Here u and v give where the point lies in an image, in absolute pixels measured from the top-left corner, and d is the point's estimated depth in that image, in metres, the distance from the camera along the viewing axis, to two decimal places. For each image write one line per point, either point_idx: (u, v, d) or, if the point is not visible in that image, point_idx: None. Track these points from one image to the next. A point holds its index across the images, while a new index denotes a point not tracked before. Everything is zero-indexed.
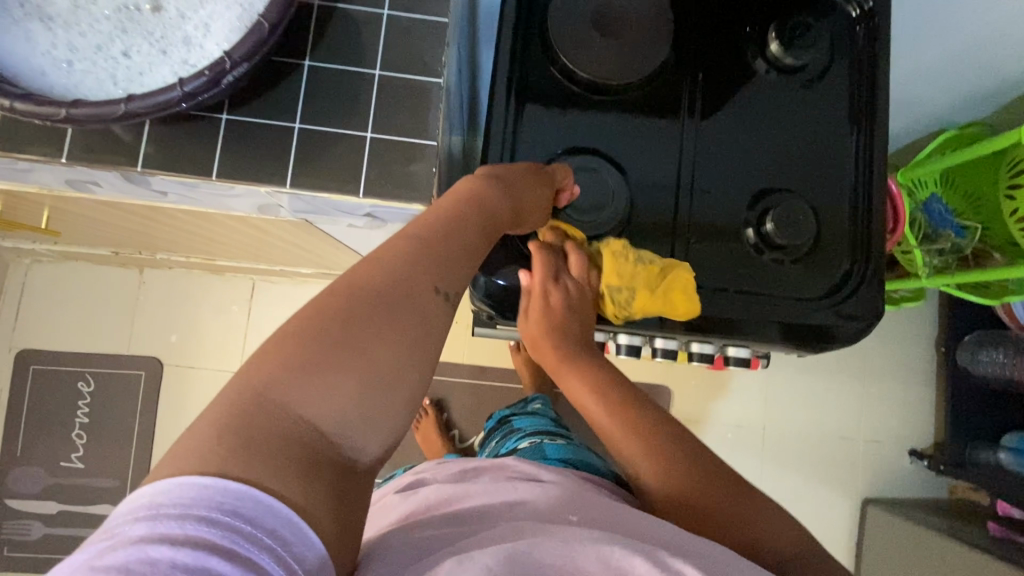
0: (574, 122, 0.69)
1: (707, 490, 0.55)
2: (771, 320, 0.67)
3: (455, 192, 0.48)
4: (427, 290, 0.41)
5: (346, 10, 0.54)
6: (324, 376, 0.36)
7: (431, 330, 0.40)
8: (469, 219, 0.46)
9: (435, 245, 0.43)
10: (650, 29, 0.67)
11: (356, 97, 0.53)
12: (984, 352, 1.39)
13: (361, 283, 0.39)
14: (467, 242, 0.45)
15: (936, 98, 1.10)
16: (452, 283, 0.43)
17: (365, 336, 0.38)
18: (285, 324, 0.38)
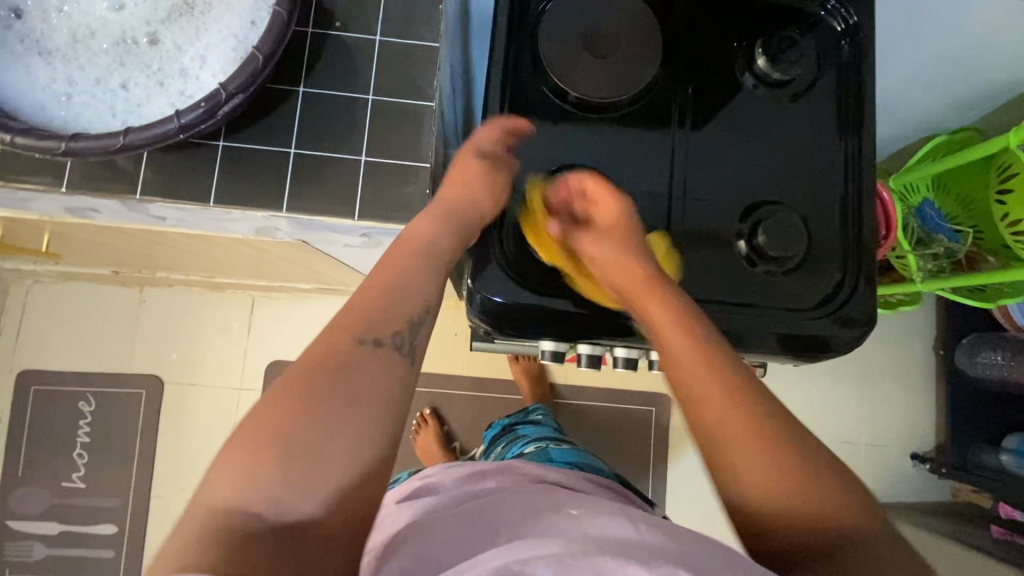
0: (567, 138, 0.70)
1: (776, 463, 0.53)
2: (766, 332, 0.68)
3: (405, 240, 0.53)
4: (352, 342, 0.47)
5: (340, 36, 0.55)
6: (277, 454, 0.42)
7: (369, 373, 0.46)
8: (410, 270, 0.51)
9: (366, 308, 0.49)
10: (639, 48, 0.68)
11: (350, 121, 0.54)
12: (983, 354, 1.42)
13: (293, 375, 0.45)
14: (408, 294, 0.50)
15: (926, 105, 1.11)
16: (374, 334, 0.48)
17: (299, 420, 0.43)
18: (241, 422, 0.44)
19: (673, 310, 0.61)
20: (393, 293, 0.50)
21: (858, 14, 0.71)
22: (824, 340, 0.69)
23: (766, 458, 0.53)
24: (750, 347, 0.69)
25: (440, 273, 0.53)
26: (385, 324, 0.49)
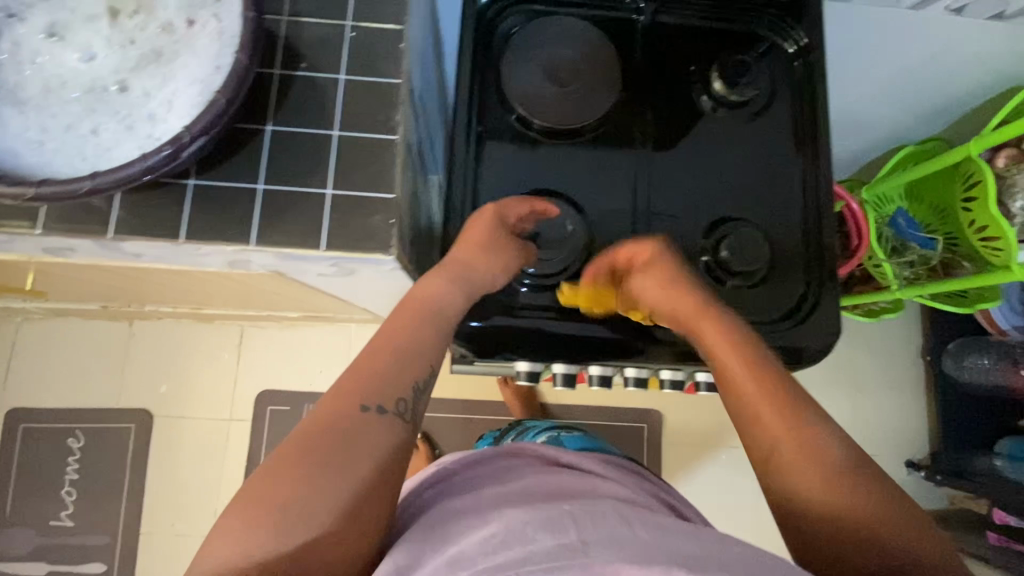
0: (534, 165, 0.72)
1: (806, 451, 0.53)
2: None
3: (418, 303, 0.58)
4: (355, 412, 0.50)
5: (305, 77, 0.57)
6: (276, 527, 0.45)
7: (371, 442, 0.49)
8: (412, 339, 0.55)
9: (372, 375, 0.52)
10: (598, 76, 0.71)
11: (316, 156, 0.56)
12: (970, 358, 1.43)
13: (299, 441, 0.48)
14: (411, 362, 0.54)
15: (893, 119, 1.13)
16: (377, 400, 0.51)
17: (303, 489, 0.46)
18: (243, 484, 0.48)
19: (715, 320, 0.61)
20: (392, 360, 0.54)
21: (808, 36, 0.75)
22: (794, 353, 0.70)
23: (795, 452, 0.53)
24: None
25: (444, 336, 0.57)
26: (389, 390, 0.52)
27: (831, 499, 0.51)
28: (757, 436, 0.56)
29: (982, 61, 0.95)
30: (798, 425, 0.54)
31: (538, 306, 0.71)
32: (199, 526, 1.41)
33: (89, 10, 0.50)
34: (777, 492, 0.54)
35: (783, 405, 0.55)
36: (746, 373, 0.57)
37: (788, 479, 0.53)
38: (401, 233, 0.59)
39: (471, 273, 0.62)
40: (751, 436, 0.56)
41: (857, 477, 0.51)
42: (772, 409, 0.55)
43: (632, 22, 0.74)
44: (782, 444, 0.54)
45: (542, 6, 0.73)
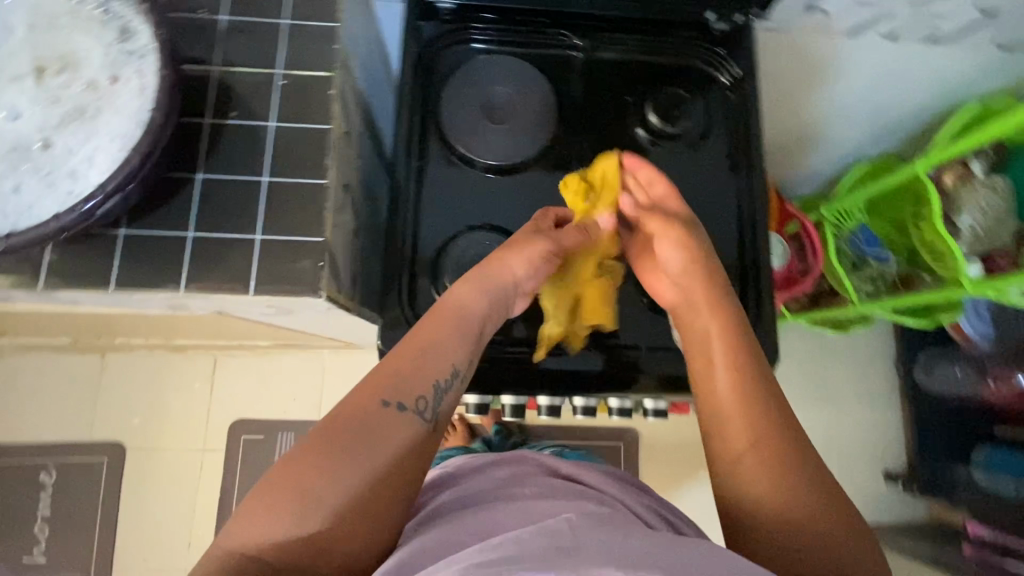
0: (475, 201, 0.72)
1: (761, 447, 0.56)
2: (679, 372, 0.72)
3: (444, 305, 0.60)
4: (378, 404, 0.53)
5: (236, 125, 0.59)
6: (295, 507, 0.47)
7: (395, 438, 0.52)
8: (440, 337, 0.58)
9: (404, 373, 0.55)
10: (535, 112, 0.73)
11: (247, 202, 0.57)
12: (940, 368, 1.46)
13: (330, 425, 0.51)
14: (436, 362, 0.57)
15: (846, 139, 1.15)
16: (402, 395, 0.54)
17: (323, 474, 0.48)
18: (271, 469, 0.50)
19: (719, 309, 0.63)
20: (418, 355, 0.56)
21: (741, 67, 0.76)
22: None
23: (755, 461, 0.56)
24: (669, 387, 0.72)
25: (468, 337, 0.59)
26: (412, 386, 0.54)
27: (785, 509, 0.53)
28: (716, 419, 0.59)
29: (921, 83, 0.98)
30: (764, 425, 0.57)
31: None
32: (173, 560, 1.40)
33: (17, 69, 0.51)
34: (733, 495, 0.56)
35: (755, 402, 0.58)
36: (726, 369, 0.60)
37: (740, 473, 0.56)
38: (334, 272, 0.60)
39: (494, 276, 0.63)
40: (713, 423, 0.59)
41: (806, 484, 0.54)
42: (742, 403, 0.58)
43: (568, 57, 0.77)
44: (742, 438, 0.57)
45: (479, 45, 0.76)
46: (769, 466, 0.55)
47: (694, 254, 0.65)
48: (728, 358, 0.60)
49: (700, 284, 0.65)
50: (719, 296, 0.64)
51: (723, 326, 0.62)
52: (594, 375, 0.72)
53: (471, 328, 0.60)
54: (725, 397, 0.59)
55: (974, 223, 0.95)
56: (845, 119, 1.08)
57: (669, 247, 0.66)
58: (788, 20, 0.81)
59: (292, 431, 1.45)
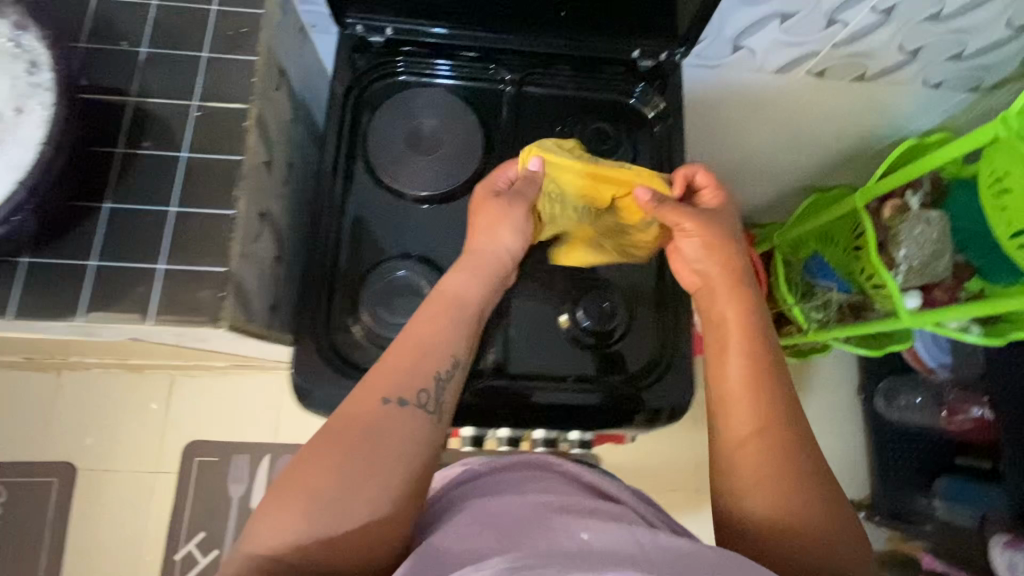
0: (401, 231, 0.73)
1: (769, 450, 0.59)
2: (590, 407, 0.71)
3: (443, 294, 0.64)
4: (379, 403, 0.57)
5: (148, 155, 0.59)
6: (309, 505, 0.51)
7: (402, 428, 0.56)
8: (442, 331, 0.61)
9: (403, 370, 0.58)
10: (461, 143, 0.74)
11: (152, 232, 0.57)
12: (902, 397, 1.45)
13: (339, 424, 0.55)
14: (436, 353, 0.61)
15: (794, 169, 1.17)
16: (398, 391, 0.58)
17: (337, 471, 0.52)
18: (283, 473, 0.54)
19: (736, 289, 0.66)
20: (419, 352, 0.60)
21: (665, 101, 0.78)
22: (643, 414, 0.72)
23: (755, 446, 0.59)
24: (580, 421, 0.71)
25: (465, 327, 0.63)
26: (408, 382, 0.58)
27: (785, 500, 0.57)
28: (726, 412, 0.62)
29: (860, 118, 0.99)
30: (771, 425, 0.60)
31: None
32: None
33: None
34: (730, 481, 0.60)
35: (759, 388, 0.61)
36: (737, 359, 0.63)
37: (737, 456, 0.60)
38: (242, 302, 0.60)
39: (491, 261, 0.67)
40: (721, 410, 0.62)
41: (807, 477, 0.58)
42: (751, 394, 0.61)
43: (497, 90, 0.78)
44: (746, 428, 0.60)
45: (404, 77, 0.77)
46: (773, 456, 0.58)
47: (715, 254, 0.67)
48: (741, 351, 0.63)
49: (718, 272, 0.67)
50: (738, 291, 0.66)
51: (738, 321, 0.65)
52: (503, 408, 0.71)
53: (472, 315, 0.64)
54: (735, 381, 0.62)
55: (910, 255, 0.96)
56: (788, 151, 1.10)
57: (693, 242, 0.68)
58: (719, 58, 0.83)
59: (247, 453, 1.44)
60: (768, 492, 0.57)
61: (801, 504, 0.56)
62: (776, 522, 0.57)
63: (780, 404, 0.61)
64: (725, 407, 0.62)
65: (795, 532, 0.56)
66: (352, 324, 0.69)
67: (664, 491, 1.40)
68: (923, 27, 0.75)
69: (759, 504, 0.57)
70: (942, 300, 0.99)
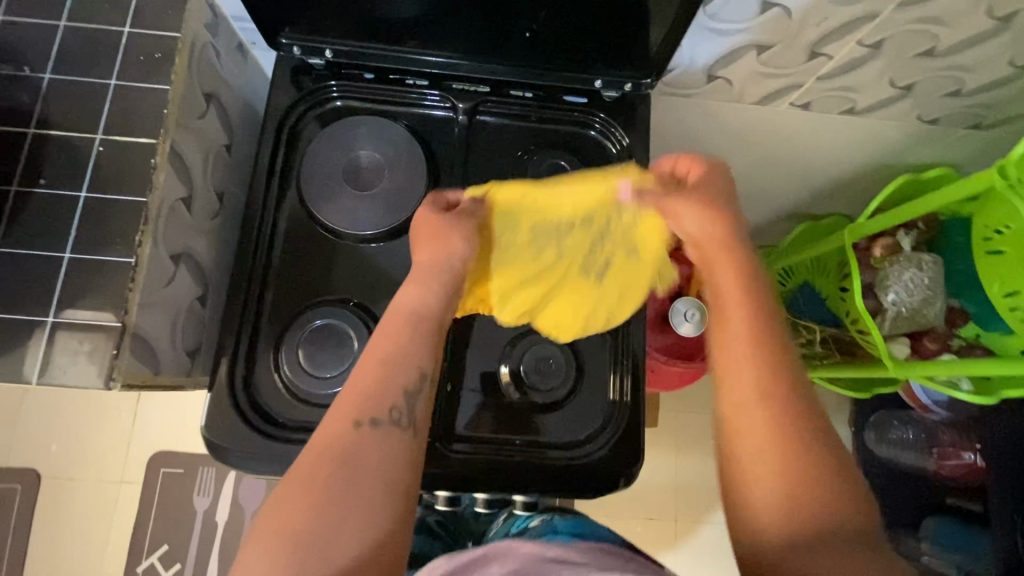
0: (334, 273, 0.68)
1: (777, 430, 0.50)
2: (519, 474, 0.64)
3: (394, 314, 0.55)
4: (348, 427, 0.49)
5: (44, 196, 0.55)
6: (289, 558, 0.43)
7: (381, 454, 0.49)
8: (407, 341, 0.54)
9: (369, 394, 0.51)
10: (403, 176, 0.69)
11: (43, 282, 0.53)
12: (893, 431, 1.37)
13: (311, 456, 0.48)
14: (400, 375, 0.52)
15: (782, 198, 1.10)
16: (369, 411, 0.50)
17: (316, 511, 0.45)
18: (250, 531, 0.46)
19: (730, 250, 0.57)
20: (391, 364, 0.52)
21: (629, 138, 0.73)
22: (579, 485, 0.64)
23: (764, 429, 0.50)
24: (508, 489, 0.64)
25: (431, 336, 0.55)
26: (381, 401, 0.51)
27: (799, 491, 0.48)
28: (732, 409, 0.52)
29: (852, 152, 0.92)
30: (784, 411, 0.51)
31: (298, 423, 0.64)
32: None
33: None
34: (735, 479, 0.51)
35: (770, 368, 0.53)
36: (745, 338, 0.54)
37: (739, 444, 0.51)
38: (143, 357, 0.56)
39: (444, 268, 0.58)
40: (731, 409, 0.52)
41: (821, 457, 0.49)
42: (763, 366, 0.53)
43: (448, 119, 0.73)
44: (758, 422, 0.51)
45: (341, 102, 0.72)
46: (783, 435, 0.50)
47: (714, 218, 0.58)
48: (745, 325, 0.54)
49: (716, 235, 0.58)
50: (739, 260, 0.57)
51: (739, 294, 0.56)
52: (429, 473, 0.63)
53: (440, 324, 0.57)
54: (738, 350, 0.53)
55: (900, 300, 0.89)
56: (774, 181, 1.03)
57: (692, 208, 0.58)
58: (692, 88, 0.77)
59: (214, 467, 1.42)
60: (779, 487, 0.48)
61: (821, 497, 0.48)
62: (802, 540, 0.46)
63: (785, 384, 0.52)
64: (727, 384, 0.53)
65: (820, 535, 0.46)
66: (276, 370, 0.65)
67: (639, 523, 1.35)
68: (914, 61, 0.69)
69: (770, 505, 0.48)
70: (931, 351, 0.92)
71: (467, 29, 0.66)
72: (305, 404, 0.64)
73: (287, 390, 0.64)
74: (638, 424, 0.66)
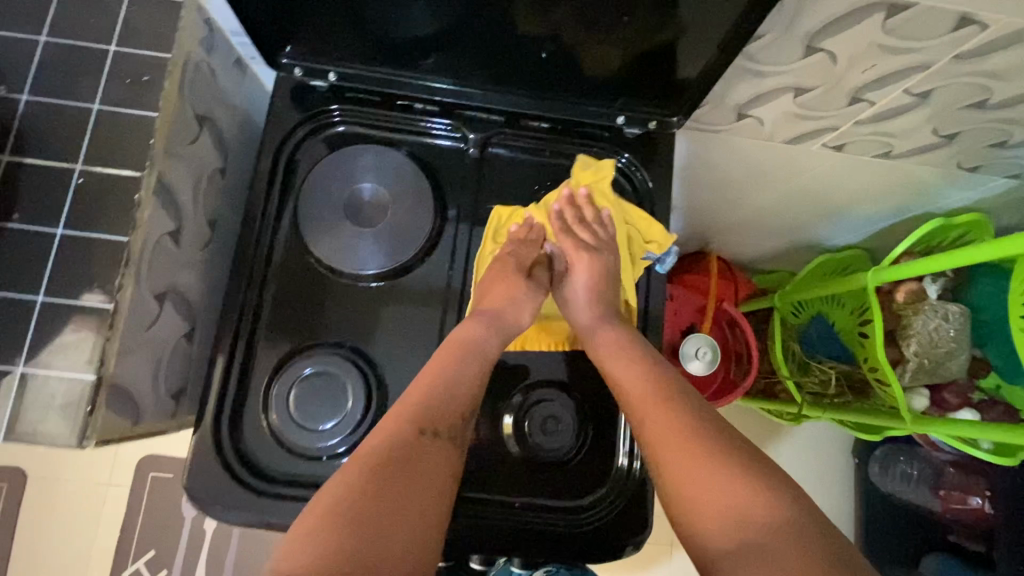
0: (332, 313, 0.64)
1: (689, 440, 0.51)
2: (518, 537, 0.60)
3: (451, 343, 0.58)
4: (413, 432, 0.50)
5: (18, 232, 0.50)
6: (343, 536, 0.42)
7: (438, 466, 0.50)
8: (467, 369, 0.56)
9: (432, 399, 0.53)
10: (409, 213, 0.64)
11: (14, 327, 0.49)
12: (897, 465, 1.31)
13: (374, 448, 0.49)
14: (461, 391, 0.55)
15: (802, 231, 1.05)
16: (434, 422, 0.52)
17: (379, 499, 0.45)
18: (305, 504, 0.46)
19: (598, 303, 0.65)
20: (456, 382, 0.55)
21: (652, 183, 0.69)
22: (580, 551, 0.61)
23: (676, 444, 0.51)
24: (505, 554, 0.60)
25: (484, 372, 0.57)
26: (445, 416, 0.53)
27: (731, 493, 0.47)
28: (660, 436, 0.52)
29: (880, 192, 0.87)
30: (689, 428, 0.52)
31: (289, 476, 0.60)
32: None
33: None
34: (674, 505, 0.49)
35: (674, 410, 0.54)
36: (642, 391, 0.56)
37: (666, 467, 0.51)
38: (121, 408, 0.52)
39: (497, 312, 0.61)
40: (657, 456, 0.52)
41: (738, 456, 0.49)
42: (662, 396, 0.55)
43: (458, 150, 0.68)
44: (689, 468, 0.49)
45: (343, 127, 0.67)
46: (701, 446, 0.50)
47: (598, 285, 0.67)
48: (643, 373, 0.57)
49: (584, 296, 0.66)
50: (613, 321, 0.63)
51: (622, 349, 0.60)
52: None
53: (491, 358, 0.59)
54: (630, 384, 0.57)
55: (921, 351, 0.86)
56: (796, 215, 0.98)
57: (577, 286, 0.67)
58: (718, 125, 0.72)
59: None
60: (712, 495, 0.47)
61: (752, 497, 0.46)
62: (742, 539, 0.45)
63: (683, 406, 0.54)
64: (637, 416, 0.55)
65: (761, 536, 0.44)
66: (266, 417, 0.61)
67: None
68: (962, 112, 0.64)
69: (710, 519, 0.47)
70: (952, 404, 0.89)
71: (483, 58, 0.62)
72: (298, 456, 0.61)
73: (277, 439, 0.61)
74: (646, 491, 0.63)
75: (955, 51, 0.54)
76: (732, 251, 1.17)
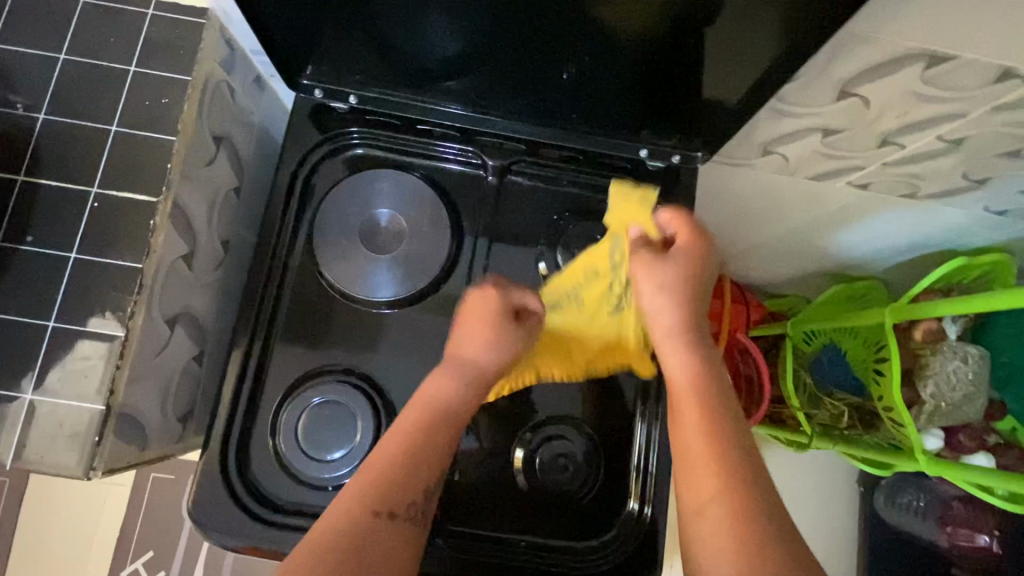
0: (344, 341, 0.63)
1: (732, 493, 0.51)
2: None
3: (420, 403, 0.57)
4: (368, 515, 0.52)
5: (32, 254, 0.49)
6: None
7: (395, 540, 0.53)
8: (430, 438, 0.56)
9: (396, 475, 0.54)
10: (426, 241, 0.64)
11: (24, 350, 0.48)
12: (903, 495, 1.27)
13: (325, 531, 0.51)
14: (425, 460, 0.56)
15: (819, 260, 1.03)
16: (388, 500, 0.53)
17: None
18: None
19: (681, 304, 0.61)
20: (417, 453, 0.55)
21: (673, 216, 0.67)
22: None
23: (720, 492, 0.52)
24: None
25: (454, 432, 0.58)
26: (399, 492, 0.54)
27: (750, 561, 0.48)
28: (699, 479, 0.53)
29: (900, 229, 0.86)
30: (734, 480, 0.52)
31: (293, 505, 0.60)
32: None
33: None
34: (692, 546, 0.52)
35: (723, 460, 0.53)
36: (698, 419, 0.56)
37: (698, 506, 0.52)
38: (128, 435, 0.51)
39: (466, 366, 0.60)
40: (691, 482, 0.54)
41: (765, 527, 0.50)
42: (712, 443, 0.54)
43: (475, 177, 0.67)
44: (711, 483, 0.52)
45: (362, 149, 0.66)
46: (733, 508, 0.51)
47: (687, 280, 0.62)
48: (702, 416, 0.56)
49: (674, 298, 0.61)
50: (695, 340, 0.60)
51: (694, 374, 0.58)
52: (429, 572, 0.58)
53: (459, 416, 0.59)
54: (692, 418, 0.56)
55: (938, 394, 0.84)
56: (813, 245, 0.96)
57: (662, 295, 0.61)
58: (742, 159, 0.70)
59: None
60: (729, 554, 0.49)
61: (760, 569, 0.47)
62: None
63: (733, 461, 0.53)
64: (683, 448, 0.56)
65: None
66: (273, 444, 0.60)
67: None
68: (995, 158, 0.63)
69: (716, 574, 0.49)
70: (966, 448, 0.87)
71: (507, 87, 0.61)
72: (303, 485, 0.60)
73: (282, 466, 0.60)
74: (656, 535, 0.62)
75: (991, 102, 0.53)
76: (745, 276, 1.16)
